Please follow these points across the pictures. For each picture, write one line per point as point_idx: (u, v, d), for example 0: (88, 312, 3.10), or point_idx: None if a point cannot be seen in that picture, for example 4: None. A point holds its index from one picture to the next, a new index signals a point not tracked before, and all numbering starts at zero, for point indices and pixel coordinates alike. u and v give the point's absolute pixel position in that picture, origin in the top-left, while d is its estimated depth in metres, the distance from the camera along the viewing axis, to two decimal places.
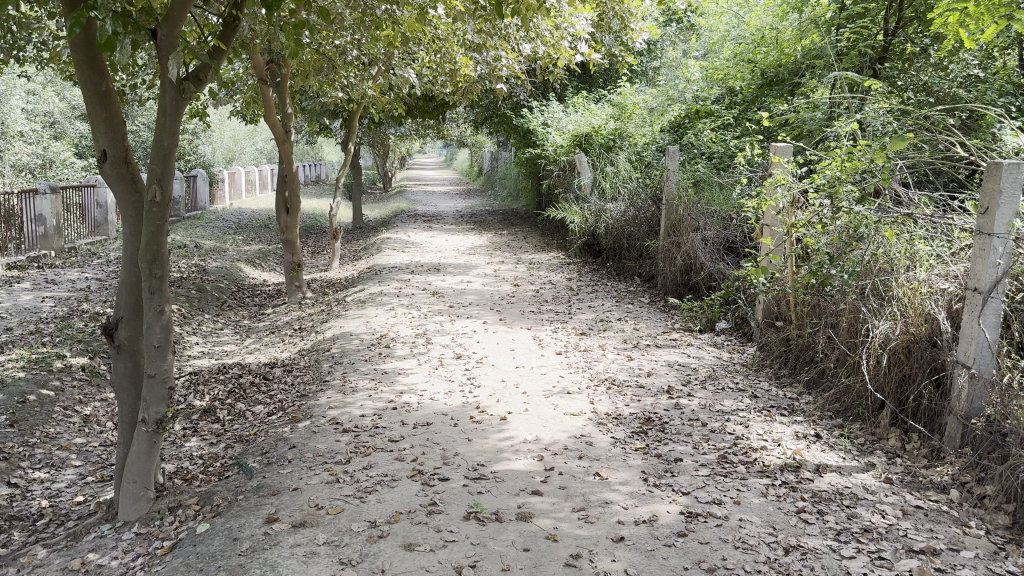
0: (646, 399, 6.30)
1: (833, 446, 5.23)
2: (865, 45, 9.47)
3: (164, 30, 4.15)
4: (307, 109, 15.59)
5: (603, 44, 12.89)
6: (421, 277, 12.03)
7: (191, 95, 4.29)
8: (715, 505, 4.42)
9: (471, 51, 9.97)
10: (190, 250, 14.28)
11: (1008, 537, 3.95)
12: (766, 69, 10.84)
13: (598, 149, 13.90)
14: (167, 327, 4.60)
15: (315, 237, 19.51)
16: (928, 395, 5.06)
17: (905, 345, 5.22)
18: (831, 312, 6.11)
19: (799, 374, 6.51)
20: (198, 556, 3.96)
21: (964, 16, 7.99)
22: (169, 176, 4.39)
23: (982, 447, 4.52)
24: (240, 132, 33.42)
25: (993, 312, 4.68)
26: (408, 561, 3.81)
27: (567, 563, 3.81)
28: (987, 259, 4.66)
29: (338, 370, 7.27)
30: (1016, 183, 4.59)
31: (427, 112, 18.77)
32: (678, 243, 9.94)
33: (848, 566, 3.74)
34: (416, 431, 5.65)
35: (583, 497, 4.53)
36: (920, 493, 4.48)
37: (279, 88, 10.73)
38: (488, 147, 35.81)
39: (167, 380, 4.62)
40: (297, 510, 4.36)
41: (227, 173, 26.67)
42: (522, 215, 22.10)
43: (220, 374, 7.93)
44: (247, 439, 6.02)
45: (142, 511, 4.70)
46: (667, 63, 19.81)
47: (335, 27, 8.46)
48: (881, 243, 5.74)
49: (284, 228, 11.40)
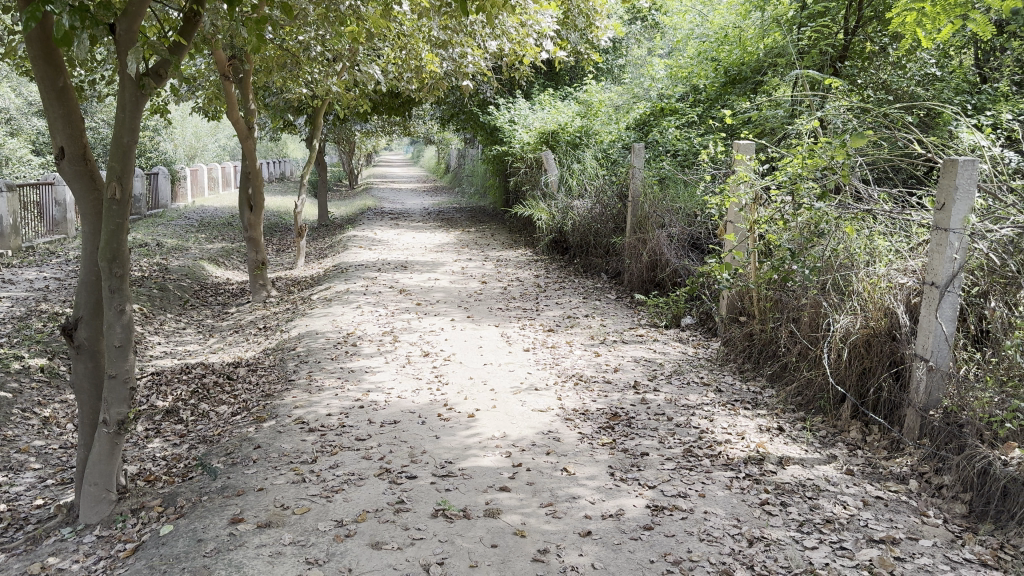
0: (613, 395, 6.35)
1: (795, 438, 5.31)
2: (825, 43, 9.59)
3: (123, 25, 4.10)
4: (270, 104, 15.41)
5: (569, 42, 12.92)
6: (388, 275, 11.94)
7: (151, 90, 4.22)
8: (681, 498, 4.47)
9: (437, 46, 9.98)
10: (152, 249, 14.01)
11: (965, 526, 4.05)
12: (728, 68, 10.99)
13: (564, 147, 14.00)
14: (128, 327, 4.53)
15: (278, 236, 19.27)
16: (888, 387, 5.17)
17: (865, 339, 5.33)
18: (794, 308, 6.22)
19: (762, 368, 6.60)
20: (161, 558, 3.91)
21: (921, 15, 8.05)
22: (129, 173, 4.33)
23: (941, 438, 4.62)
24: (202, 129, 32.93)
25: (949, 306, 4.79)
26: (376, 560, 3.80)
27: (535, 557, 3.83)
28: (943, 254, 4.77)
29: (303, 369, 7.19)
30: (971, 179, 4.69)
31: (393, 108, 18.71)
32: (644, 239, 10.03)
33: (810, 556, 3.81)
34: (383, 429, 5.63)
35: (550, 493, 4.55)
36: (880, 484, 4.57)
37: (241, 84, 10.55)
38: (456, 145, 35.68)
39: (129, 380, 4.56)
40: (262, 510, 4.32)
41: (189, 170, 26.27)
42: (490, 212, 22.08)
43: (182, 374, 7.82)
44: (211, 440, 5.96)
45: (104, 513, 4.63)
46: (632, 61, 20.01)
47: (299, 23, 8.44)
48: (841, 239, 5.80)
49: (248, 226, 11.27)
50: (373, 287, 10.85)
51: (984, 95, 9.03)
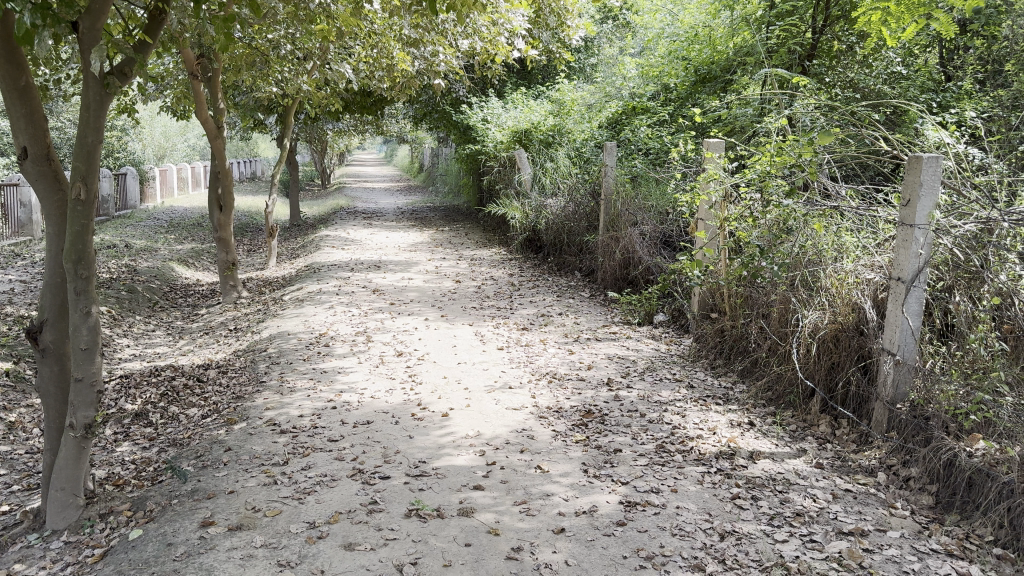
0: (586, 392, 6.37)
1: (765, 433, 5.37)
2: (794, 42, 9.66)
3: (87, 23, 4.03)
4: (240, 103, 15.29)
5: (541, 41, 12.97)
6: (361, 275, 11.86)
7: (116, 89, 4.17)
8: (653, 493, 4.50)
9: (408, 45, 9.94)
10: (120, 250, 13.85)
11: (932, 517, 4.12)
12: (699, 67, 11.09)
13: (537, 145, 14.04)
14: (95, 330, 4.46)
15: (248, 237, 19.11)
16: (856, 381, 5.25)
17: (833, 334, 5.40)
18: (763, 304, 6.28)
19: (733, 364, 6.67)
20: (130, 563, 3.86)
21: (886, 15, 8.17)
22: (94, 173, 4.27)
23: (907, 431, 4.69)
24: (171, 128, 32.61)
25: (915, 301, 4.84)
26: (348, 561, 3.78)
27: (508, 556, 3.83)
28: (909, 249, 4.83)
29: (275, 370, 7.15)
30: (935, 176, 4.74)
31: (365, 107, 18.66)
32: (616, 238, 10.08)
33: (781, 549, 3.84)
34: (356, 430, 5.60)
35: (524, 490, 4.56)
36: (849, 477, 4.63)
37: (210, 83, 10.42)
38: (429, 144, 35.66)
39: (96, 384, 4.50)
40: (232, 513, 4.28)
41: (158, 171, 25.99)
42: (464, 211, 22.07)
43: (152, 376, 7.71)
44: (181, 443, 5.89)
45: (72, 518, 4.57)
46: (604, 59, 20.15)
47: (268, 21, 8.40)
48: (809, 235, 5.85)
49: (218, 226, 11.16)
50: (345, 287, 10.78)
51: (949, 92, 9.22)
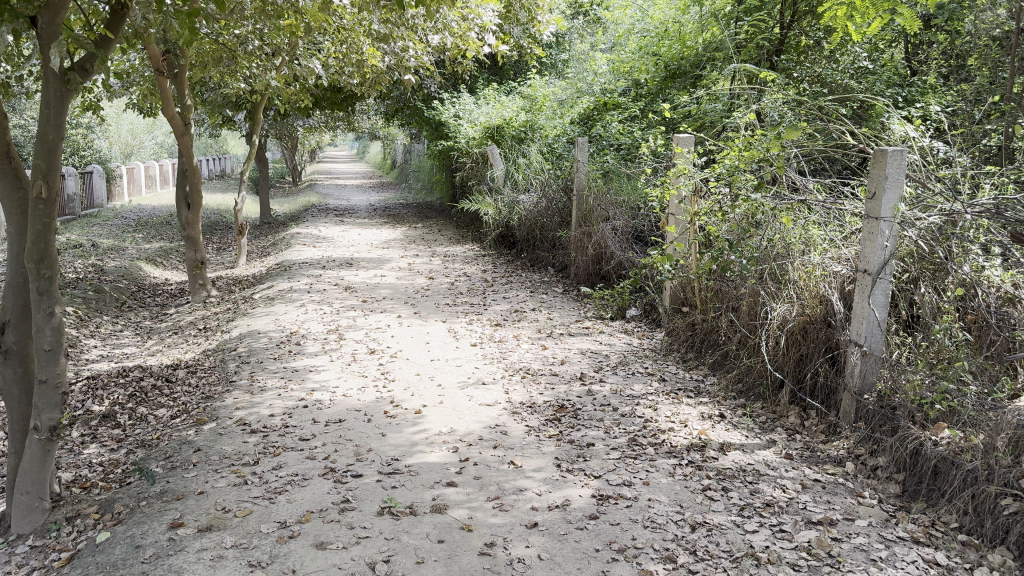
0: (559, 387, 6.39)
1: (736, 425, 5.42)
2: (761, 37, 9.72)
3: (45, 17, 3.96)
4: (207, 100, 15.11)
5: (511, 37, 12.95)
6: (333, 273, 11.77)
7: (77, 85, 4.12)
8: (625, 486, 4.53)
9: (378, 41, 9.87)
10: (86, 249, 13.63)
11: (899, 505, 4.18)
12: (669, 62, 11.07)
13: (510, 141, 14.02)
14: (59, 330, 4.39)
15: (219, 234, 18.94)
16: (824, 372, 5.31)
17: (802, 326, 5.46)
18: (733, 297, 6.35)
19: (704, 357, 6.73)
20: (98, 566, 3.81)
21: (852, 10, 8.09)
22: (56, 171, 4.21)
23: (874, 421, 4.75)
24: (137, 126, 32.20)
25: (881, 293, 4.90)
26: (320, 560, 3.76)
27: (482, 551, 3.83)
28: (875, 241, 4.85)
29: (244, 369, 7.07)
30: (900, 168, 4.76)
31: (335, 103, 18.57)
32: (589, 233, 10.12)
33: (751, 540, 3.88)
34: (327, 429, 5.56)
35: (497, 486, 4.56)
36: (818, 467, 4.69)
37: (176, 80, 10.26)
38: (401, 141, 35.62)
39: (61, 385, 4.43)
40: (202, 514, 4.24)
41: (125, 169, 25.67)
42: (437, 208, 22.08)
43: (119, 377, 7.59)
44: (150, 444, 5.82)
45: (37, 523, 4.47)
46: (575, 55, 20.27)
47: (234, 15, 8.34)
48: (778, 229, 5.91)
49: (186, 224, 11.03)
50: (317, 285, 10.72)
51: (915, 87, 9.34)
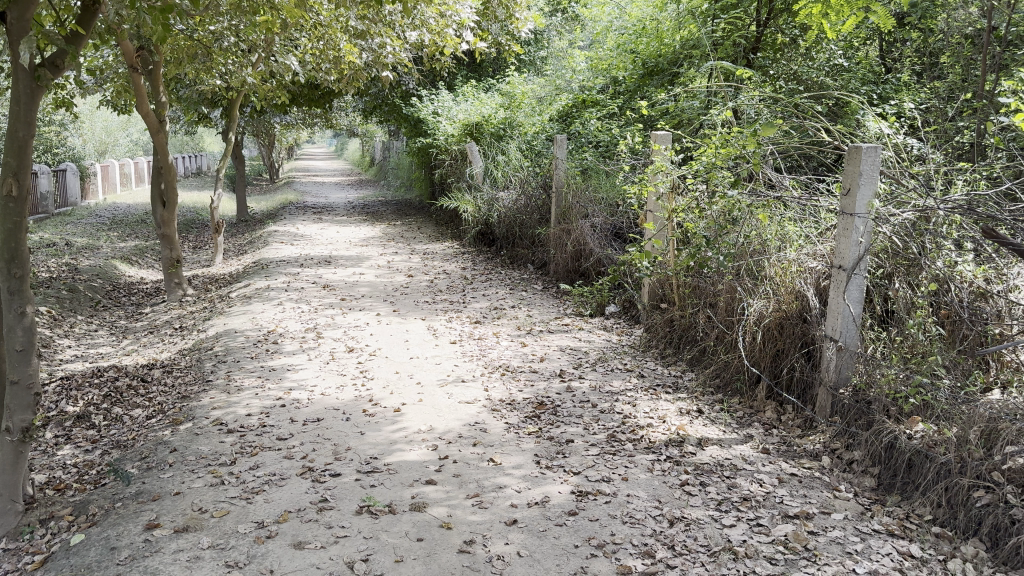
0: (539, 384, 6.40)
1: (713, 420, 5.46)
2: (738, 36, 9.73)
3: (13, 13, 3.91)
4: (183, 97, 14.96)
5: (489, 33, 12.92)
6: (311, 271, 11.71)
7: (47, 82, 4.09)
8: (604, 482, 4.54)
9: (355, 37, 9.80)
10: (60, 248, 13.46)
11: (874, 498, 4.22)
12: (646, 60, 11.11)
13: (489, 138, 14.01)
14: (30, 330, 4.34)
15: (196, 232, 18.77)
16: (800, 368, 5.35)
17: (778, 322, 5.50)
18: (710, 293, 6.39)
19: (683, 352, 6.77)
20: (72, 569, 3.77)
21: (826, 8, 8.22)
22: (26, 168, 4.17)
23: (850, 415, 4.81)
24: (111, 123, 31.81)
25: (856, 288, 4.94)
26: (298, 559, 3.74)
27: (461, 549, 3.83)
28: (850, 237, 4.89)
29: (221, 369, 7.02)
30: (874, 165, 4.80)
31: (313, 100, 18.47)
32: (568, 230, 10.14)
33: (728, 534, 3.91)
34: (305, 428, 5.52)
35: (476, 484, 4.56)
36: (795, 461, 4.74)
37: (151, 76, 10.15)
38: (379, 138, 35.45)
39: (33, 386, 4.40)
40: (179, 515, 4.20)
41: (99, 167, 25.35)
42: (416, 206, 22.01)
43: (94, 377, 7.51)
44: (125, 444, 5.76)
45: (9, 525, 4.38)
46: (554, 52, 20.28)
47: (208, 11, 8.25)
48: (754, 226, 5.96)
49: (161, 222, 10.91)
50: (294, 283, 10.67)
51: (889, 85, 9.43)
